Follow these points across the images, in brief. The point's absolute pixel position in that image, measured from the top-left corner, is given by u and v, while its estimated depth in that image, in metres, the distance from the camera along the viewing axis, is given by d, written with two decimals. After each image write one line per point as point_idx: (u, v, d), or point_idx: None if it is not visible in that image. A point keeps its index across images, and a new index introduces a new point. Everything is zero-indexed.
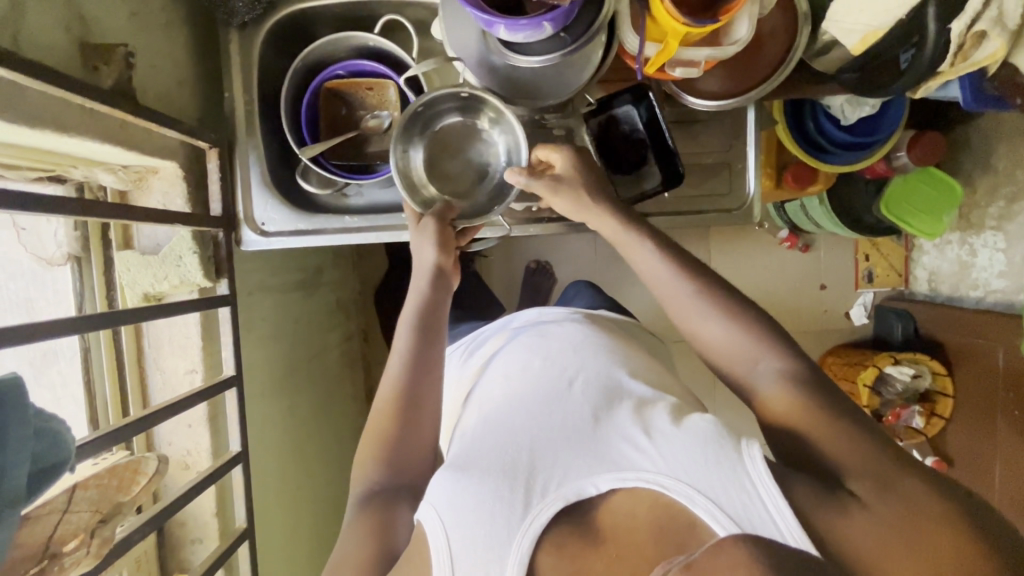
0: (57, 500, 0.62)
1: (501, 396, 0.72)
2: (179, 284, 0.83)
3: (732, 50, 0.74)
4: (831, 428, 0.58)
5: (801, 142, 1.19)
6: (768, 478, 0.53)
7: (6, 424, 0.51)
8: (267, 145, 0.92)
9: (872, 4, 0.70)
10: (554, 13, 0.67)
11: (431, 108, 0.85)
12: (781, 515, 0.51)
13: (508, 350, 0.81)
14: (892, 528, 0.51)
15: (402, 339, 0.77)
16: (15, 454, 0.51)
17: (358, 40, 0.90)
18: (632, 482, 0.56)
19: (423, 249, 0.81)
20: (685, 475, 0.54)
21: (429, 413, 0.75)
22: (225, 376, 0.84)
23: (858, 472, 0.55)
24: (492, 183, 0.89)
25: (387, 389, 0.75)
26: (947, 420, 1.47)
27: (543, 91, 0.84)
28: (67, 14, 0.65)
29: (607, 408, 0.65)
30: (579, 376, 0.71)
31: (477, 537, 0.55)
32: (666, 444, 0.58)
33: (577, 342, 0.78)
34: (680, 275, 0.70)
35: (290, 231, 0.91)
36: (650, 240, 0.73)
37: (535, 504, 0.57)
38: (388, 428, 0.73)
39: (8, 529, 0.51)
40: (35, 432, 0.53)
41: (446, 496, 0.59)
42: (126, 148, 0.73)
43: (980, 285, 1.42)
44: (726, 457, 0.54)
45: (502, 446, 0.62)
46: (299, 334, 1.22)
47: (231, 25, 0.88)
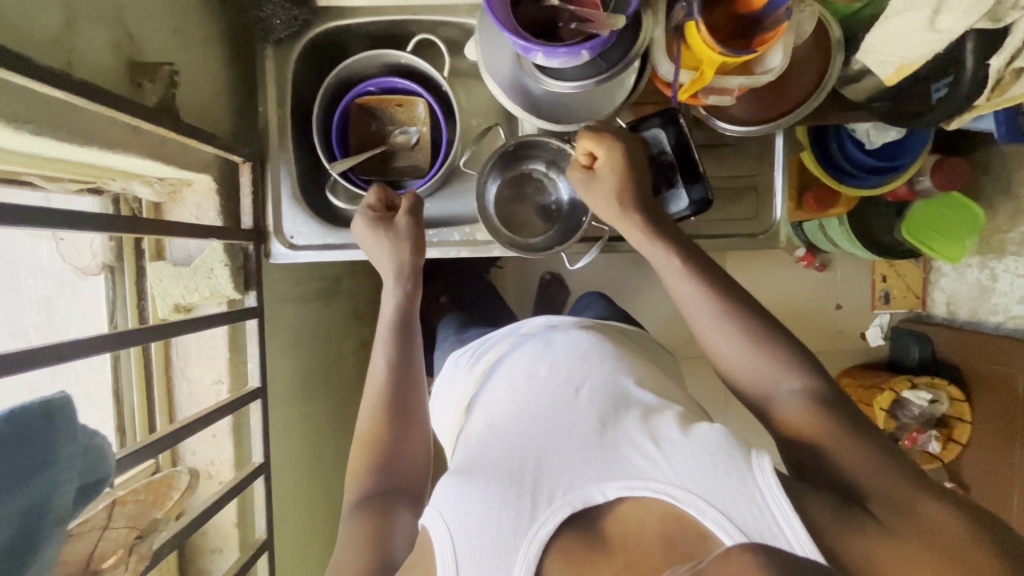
0: (98, 515, 0.62)
1: (508, 401, 0.71)
2: (209, 296, 0.84)
3: (766, 78, 0.75)
4: (858, 461, 0.56)
5: (824, 164, 1.21)
6: (777, 490, 0.52)
7: (56, 442, 0.51)
8: (298, 159, 0.93)
9: (907, 36, 0.69)
10: (592, 42, 0.68)
11: (523, 149, 0.89)
12: (791, 529, 0.51)
13: (513, 359, 0.80)
14: (910, 554, 0.50)
15: (380, 352, 0.79)
16: (65, 471, 0.52)
17: (391, 57, 0.92)
18: (640, 490, 0.56)
19: (403, 248, 0.82)
20: (694, 484, 0.54)
21: (417, 413, 0.77)
22: (250, 387, 0.85)
23: (879, 497, 0.54)
24: (558, 225, 0.92)
25: (376, 389, 0.77)
26: (965, 446, 1.46)
27: (574, 115, 0.83)
28: (117, 33, 0.66)
29: (615, 415, 0.65)
30: (586, 385, 0.70)
31: (482, 545, 0.55)
32: (675, 454, 0.57)
33: (583, 350, 0.77)
34: (700, 295, 0.70)
35: (318, 245, 0.92)
36: (674, 265, 0.73)
37: (542, 511, 0.57)
38: (382, 430, 0.74)
39: (57, 545, 0.52)
40: (82, 448, 0.54)
41: (453, 503, 0.59)
42: (166, 163, 0.74)
43: (1000, 310, 1.42)
44: (736, 468, 0.54)
45: (509, 451, 0.63)
46: (317, 343, 1.23)
47: (268, 41, 0.89)
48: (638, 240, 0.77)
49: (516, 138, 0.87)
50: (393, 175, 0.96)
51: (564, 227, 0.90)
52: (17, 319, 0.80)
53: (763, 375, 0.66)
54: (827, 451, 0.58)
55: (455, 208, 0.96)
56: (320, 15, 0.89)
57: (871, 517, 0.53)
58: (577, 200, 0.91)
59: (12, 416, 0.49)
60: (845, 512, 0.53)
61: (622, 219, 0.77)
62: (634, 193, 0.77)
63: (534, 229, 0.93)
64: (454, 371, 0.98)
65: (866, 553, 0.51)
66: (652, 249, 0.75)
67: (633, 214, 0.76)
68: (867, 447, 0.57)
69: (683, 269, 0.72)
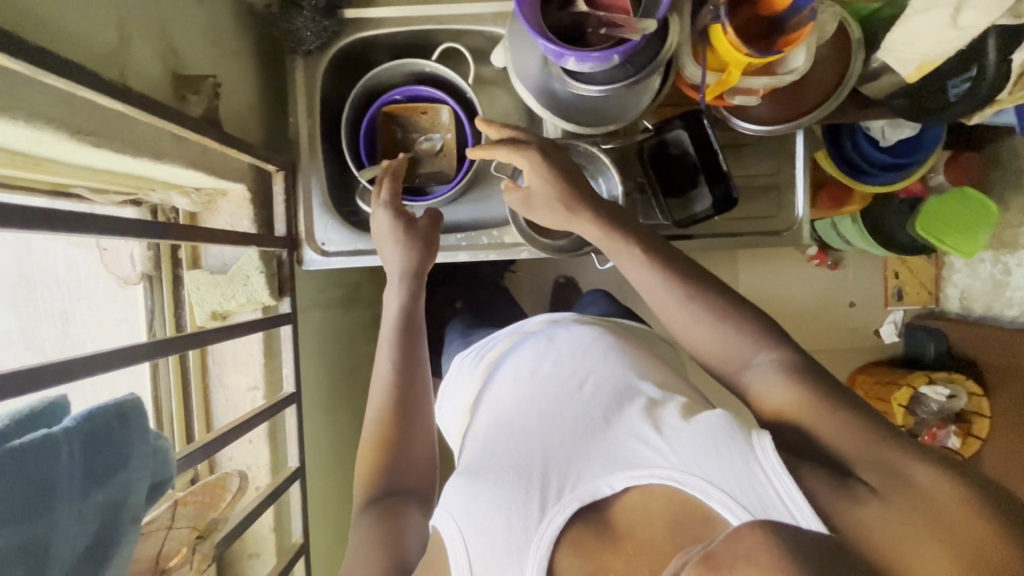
0: (162, 517, 0.65)
1: (514, 399, 0.72)
2: (245, 302, 0.85)
3: (790, 78, 0.76)
4: (860, 435, 0.55)
5: (837, 161, 1.24)
6: (781, 470, 0.52)
7: (130, 442, 0.54)
8: (327, 168, 0.95)
9: (929, 34, 0.71)
10: (623, 46, 0.70)
11: None
12: (798, 508, 0.51)
13: (514, 356, 0.80)
14: (905, 517, 0.49)
15: (385, 354, 0.80)
16: (138, 472, 0.54)
17: (416, 67, 0.94)
18: (645, 478, 0.57)
19: (412, 246, 0.82)
20: (698, 468, 0.55)
21: (422, 413, 0.78)
22: (285, 393, 0.87)
23: (876, 466, 0.53)
24: None
25: (380, 391, 0.78)
26: (984, 441, 1.47)
27: (600, 119, 0.85)
28: (163, 48, 0.68)
29: (618, 410, 0.65)
30: (590, 379, 0.70)
31: (493, 542, 0.58)
32: (677, 439, 0.58)
33: (585, 344, 0.76)
34: (663, 282, 0.68)
35: (348, 251, 0.93)
36: (635, 256, 0.71)
37: (551, 506, 0.58)
38: (386, 433, 0.75)
39: (133, 543, 0.54)
40: (153, 449, 0.57)
41: (463, 503, 0.61)
42: (206, 173, 0.76)
43: (1015, 303, 1.43)
44: (737, 449, 0.54)
45: (515, 449, 0.64)
46: (340, 349, 1.24)
47: (297, 53, 0.91)
48: (597, 237, 0.74)
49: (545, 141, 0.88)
50: (418, 182, 0.98)
51: None
52: (34, 335, 0.78)
53: (745, 355, 0.64)
54: (816, 432, 0.56)
55: (480, 212, 0.98)
56: (348, 27, 0.92)
57: (866, 486, 0.52)
58: None
59: (91, 415, 0.51)
60: (842, 485, 0.52)
61: (574, 220, 0.75)
62: (575, 192, 0.74)
63: None
64: (460, 370, 0.97)
65: (863, 524, 0.50)
66: (612, 244, 0.72)
67: (586, 212, 0.73)
68: (864, 420, 0.56)
69: (645, 258, 0.70)
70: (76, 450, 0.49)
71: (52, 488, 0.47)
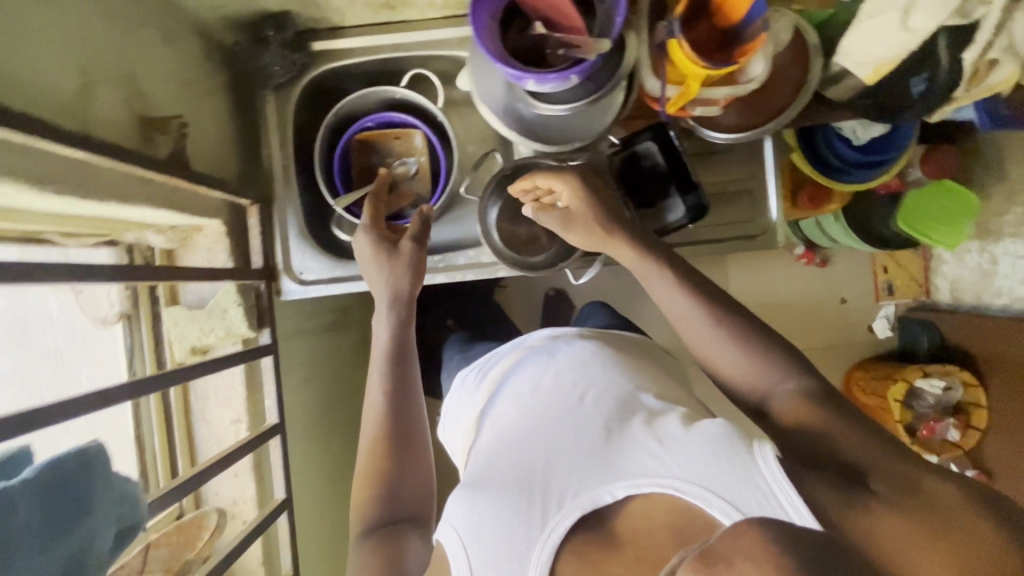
0: (135, 561, 0.73)
1: (517, 414, 0.74)
2: (224, 336, 0.85)
3: (750, 87, 0.78)
4: (862, 440, 0.55)
5: (812, 160, 1.25)
6: (781, 476, 0.52)
7: (92, 492, 0.55)
8: (302, 197, 0.96)
9: (882, 37, 0.72)
10: (580, 66, 0.71)
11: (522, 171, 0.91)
12: (796, 512, 0.51)
13: (519, 373, 0.81)
14: (912, 523, 0.47)
15: (376, 378, 0.80)
16: (101, 519, 0.55)
17: (387, 93, 0.96)
18: (647, 486, 0.58)
19: (397, 273, 0.82)
20: (698, 477, 0.55)
21: (414, 439, 0.78)
22: (269, 425, 0.87)
23: (879, 472, 0.52)
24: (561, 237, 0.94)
25: (375, 414, 0.78)
26: (984, 431, 1.45)
27: (569, 136, 0.86)
28: (129, 92, 0.69)
29: (620, 421, 0.66)
30: (590, 393, 0.72)
31: (496, 549, 0.61)
32: (677, 449, 0.59)
33: (585, 359, 0.78)
34: (686, 303, 0.71)
35: (326, 279, 0.94)
36: (666, 277, 0.73)
37: (552, 516, 0.60)
38: (383, 455, 0.75)
39: None
40: (120, 496, 0.58)
41: (465, 517, 0.64)
42: (178, 211, 0.77)
43: (1004, 292, 1.44)
44: (737, 458, 0.55)
45: (519, 462, 0.66)
46: (330, 375, 1.24)
47: (268, 87, 0.93)
48: (628, 257, 0.76)
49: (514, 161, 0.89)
50: (394, 206, 0.98)
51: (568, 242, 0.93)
52: (29, 375, 0.76)
53: (766, 379, 0.65)
54: (826, 436, 0.57)
55: (459, 231, 0.99)
56: (316, 58, 0.93)
57: (876, 495, 0.50)
58: None
59: (54, 464, 0.53)
60: (846, 493, 0.51)
61: (609, 242, 0.77)
62: (613, 214, 0.78)
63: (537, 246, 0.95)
64: (462, 388, 0.98)
65: (870, 529, 0.48)
66: (644, 268, 0.75)
67: (621, 235, 0.77)
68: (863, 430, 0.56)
69: (677, 283, 0.72)
70: (32, 506, 0.50)
71: (11, 542, 0.48)
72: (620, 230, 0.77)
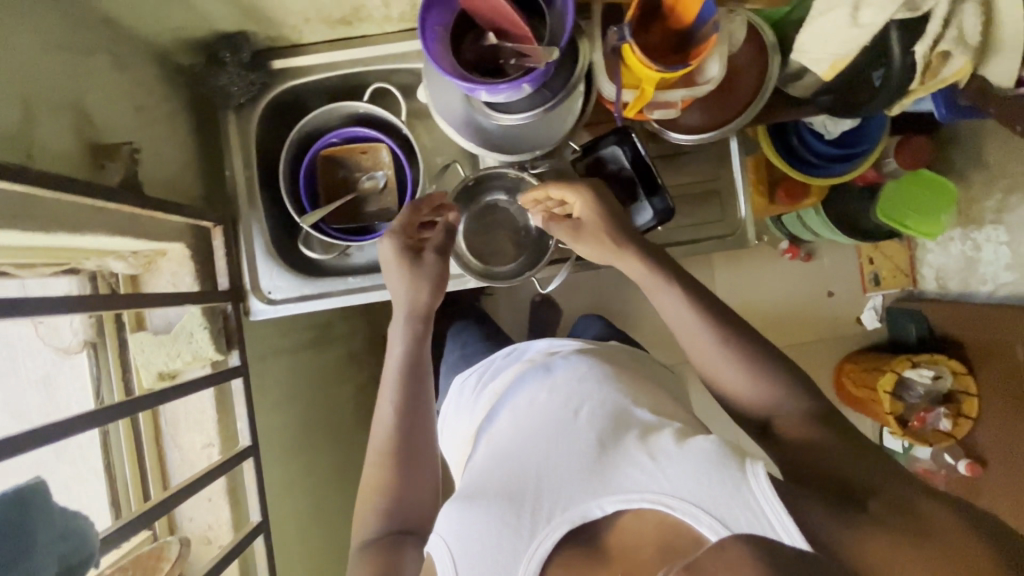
0: None
1: (510, 428, 0.73)
2: (192, 360, 0.85)
3: (707, 88, 0.77)
4: (861, 468, 0.57)
5: (786, 156, 1.25)
6: (771, 493, 0.52)
7: (33, 531, 0.53)
8: (269, 216, 0.95)
9: (835, 34, 0.72)
10: (531, 75, 0.71)
11: (484, 182, 0.91)
12: (786, 531, 0.51)
13: (515, 388, 0.81)
14: (904, 551, 0.49)
15: (388, 397, 0.78)
16: (43, 559, 0.53)
17: (349, 108, 0.95)
18: (638, 501, 0.58)
19: (420, 288, 0.80)
20: (690, 494, 0.55)
21: (420, 455, 0.76)
22: (241, 447, 0.86)
23: (876, 497, 0.54)
24: (528, 246, 0.94)
25: (382, 433, 0.76)
26: (976, 419, 1.43)
27: (529, 144, 0.86)
28: (76, 119, 0.68)
29: (614, 435, 0.65)
30: (585, 407, 0.70)
31: (485, 564, 0.59)
32: (670, 465, 0.58)
33: (581, 372, 0.77)
34: (688, 315, 0.72)
35: (295, 297, 0.94)
36: (673, 290, 0.73)
37: (541, 529, 0.59)
38: (386, 473, 0.74)
39: None
40: (63, 533, 0.55)
41: (455, 529, 0.62)
42: (135, 237, 0.76)
43: (989, 279, 1.43)
44: (730, 476, 0.55)
45: (510, 475, 0.65)
46: (312, 392, 1.23)
47: (229, 107, 0.92)
48: (638, 271, 0.76)
49: (476, 172, 0.89)
50: (363, 221, 0.97)
51: (533, 252, 0.93)
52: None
53: (770, 399, 0.67)
54: (823, 461, 0.59)
55: None
56: (276, 77, 0.93)
57: (867, 515, 0.52)
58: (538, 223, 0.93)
59: None
60: (841, 513, 0.52)
61: (620, 257, 0.76)
62: (624, 229, 0.77)
63: (502, 258, 0.94)
64: (460, 396, 0.97)
65: (862, 547, 0.49)
66: (653, 281, 0.75)
67: (633, 250, 0.75)
68: (854, 457, 0.59)
69: (687, 300, 0.72)
70: None
71: None
72: (633, 246, 0.76)
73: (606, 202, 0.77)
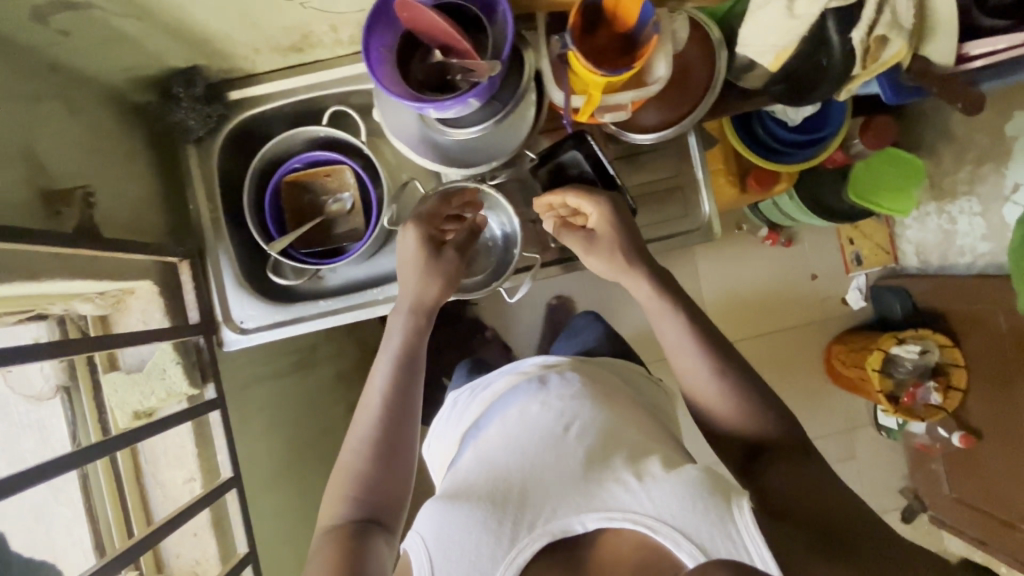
0: None
1: (499, 439, 0.74)
2: (167, 397, 0.85)
3: (655, 88, 0.79)
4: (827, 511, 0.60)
5: (752, 146, 1.26)
6: (755, 531, 0.54)
7: None
8: (237, 246, 0.96)
9: (773, 25, 0.74)
10: (477, 89, 0.72)
11: None
12: (758, 553, 0.53)
13: (504, 402, 0.82)
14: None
15: (378, 384, 0.76)
16: None
17: (309, 133, 0.96)
18: (619, 521, 0.58)
19: (432, 281, 0.79)
20: (672, 517, 0.56)
21: (403, 452, 0.74)
22: (223, 479, 0.86)
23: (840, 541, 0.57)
24: (493, 256, 0.93)
25: (366, 422, 0.74)
26: (965, 392, 1.42)
27: (486, 155, 0.87)
28: (27, 168, 0.68)
29: (603, 455, 0.67)
30: (575, 424, 0.72)
31: (462, 566, 0.58)
32: (656, 487, 0.59)
33: (573, 389, 0.79)
34: (664, 308, 0.77)
35: (268, 324, 0.94)
36: (675, 313, 0.76)
37: (522, 538, 0.60)
38: (368, 461, 0.72)
39: None
40: None
41: (434, 525, 0.62)
42: (99, 279, 0.76)
43: (967, 251, 1.44)
44: (714, 507, 0.56)
45: (496, 484, 0.66)
46: (300, 416, 1.22)
47: (189, 142, 0.93)
48: (646, 292, 0.79)
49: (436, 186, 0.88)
50: (334, 243, 0.97)
51: (498, 263, 0.93)
52: None
53: (755, 428, 0.69)
54: (793, 502, 0.61)
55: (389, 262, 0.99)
56: (234, 108, 0.94)
57: (828, 559, 0.55)
58: (503, 232, 0.93)
59: None
60: (809, 555, 0.55)
61: (628, 273, 0.79)
62: (636, 247, 0.80)
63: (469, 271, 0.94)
64: (451, 411, 0.95)
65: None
66: (660, 306, 0.77)
67: (645, 271, 0.79)
68: (820, 496, 0.62)
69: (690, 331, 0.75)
70: None
71: None
72: (643, 264, 0.79)
73: (624, 220, 0.81)
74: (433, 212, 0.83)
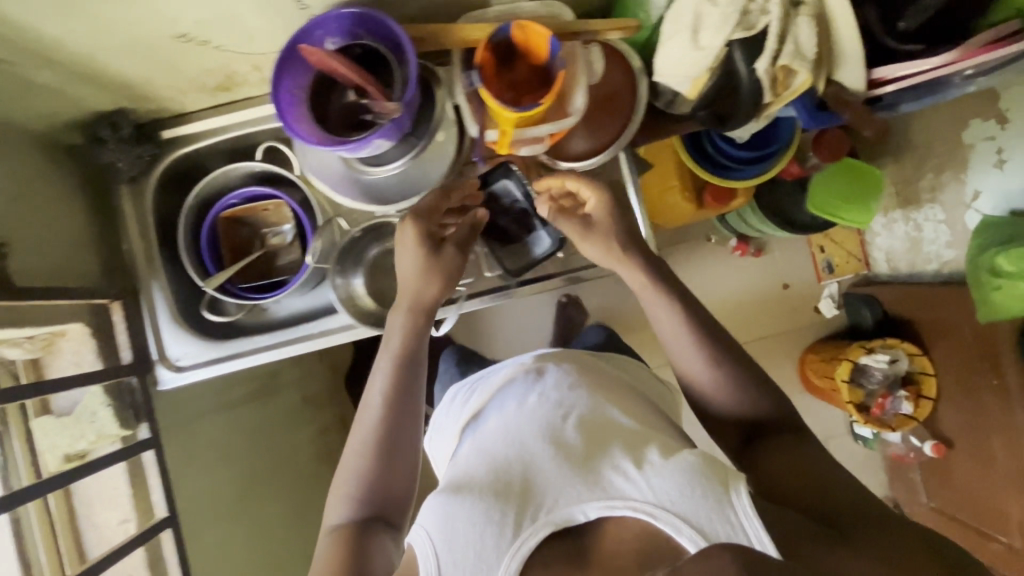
0: None
1: (499, 430, 0.74)
2: (98, 439, 0.86)
3: (571, 120, 0.79)
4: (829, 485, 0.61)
5: (703, 163, 1.25)
6: (752, 513, 0.55)
7: None
8: (173, 283, 0.97)
9: (683, 61, 0.75)
10: (382, 130, 0.73)
11: (370, 233, 0.95)
12: (755, 533, 0.53)
13: (502, 395, 0.82)
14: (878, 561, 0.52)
15: (380, 382, 0.76)
16: None
17: (245, 169, 0.97)
18: (620, 509, 0.59)
19: (433, 278, 0.78)
20: (671, 503, 0.57)
21: (407, 449, 0.74)
22: (158, 518, 0.90)
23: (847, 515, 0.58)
24: None
25: (368, 418, 0.74)
26: (936, 400, 1.39)
27: (409, 191, 0.88)
28: None
29: (600, 443, 0.67)
30: (573, 413, 0.72)
31: (466, 558, 0.59)
32: (656, 475, 0.60)
33: (570, 380, 0.80)
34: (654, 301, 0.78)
35: (204, 361, 0.95)
36: (665, 293, 0.77)
37: (524, 528, 0.59)
38: (371, 457, 0.72)
39: None
40: None
41: (438, 519, 0.63)
42: (22, 325, 0.76)
43: (933, 258, 1.41)
44: (713, 492, 0.57)
45: (498, 475, 0.66)
46: (258, 446, 1.17)
47: (122, 182, 0.94)
48: (640, 281, 0.79)
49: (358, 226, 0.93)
50: (278, 274, 0.98)
51: None
52: None
53: (753, 406, 0.72)
54: (799, 480, 0.63)
55: (311, 300, 1.00)
56: (167, 147, 0.95)
57: (838, 535, 0.55)
58: None
59: None
60: (819, 537, 0.55)
61: (623, 261, 0.80)
62: (631, 237, 0.81)
63: None
64: (451, 403, 0.95)
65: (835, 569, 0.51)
66: (651, 294, 0.78)
67: (641, 260, 0.80)
68: (821, 471, 0.63)
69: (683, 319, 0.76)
70: None
71: None
72: (638, 254, 0.80)
73: (620, 207, 0.81)
74: (433, 208, 0.81)
